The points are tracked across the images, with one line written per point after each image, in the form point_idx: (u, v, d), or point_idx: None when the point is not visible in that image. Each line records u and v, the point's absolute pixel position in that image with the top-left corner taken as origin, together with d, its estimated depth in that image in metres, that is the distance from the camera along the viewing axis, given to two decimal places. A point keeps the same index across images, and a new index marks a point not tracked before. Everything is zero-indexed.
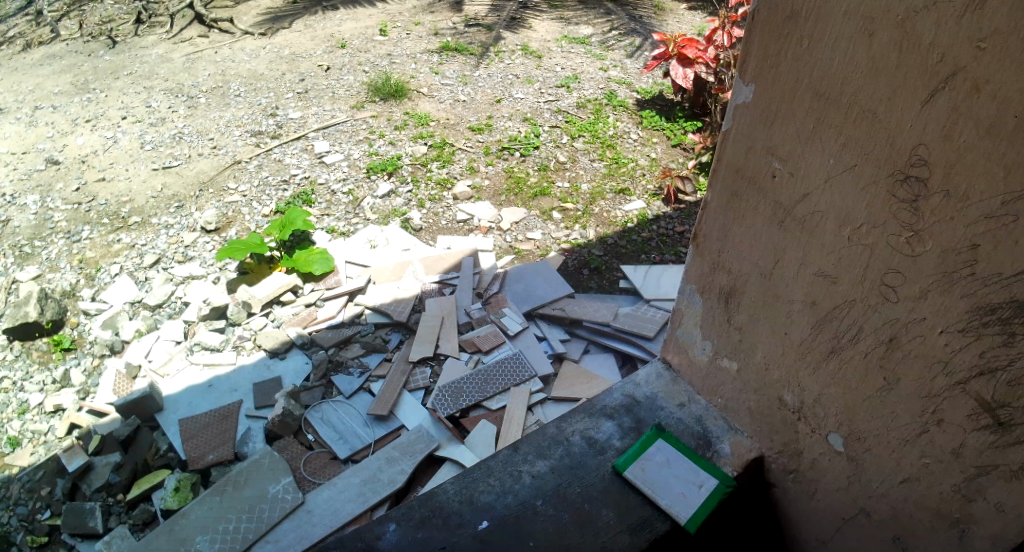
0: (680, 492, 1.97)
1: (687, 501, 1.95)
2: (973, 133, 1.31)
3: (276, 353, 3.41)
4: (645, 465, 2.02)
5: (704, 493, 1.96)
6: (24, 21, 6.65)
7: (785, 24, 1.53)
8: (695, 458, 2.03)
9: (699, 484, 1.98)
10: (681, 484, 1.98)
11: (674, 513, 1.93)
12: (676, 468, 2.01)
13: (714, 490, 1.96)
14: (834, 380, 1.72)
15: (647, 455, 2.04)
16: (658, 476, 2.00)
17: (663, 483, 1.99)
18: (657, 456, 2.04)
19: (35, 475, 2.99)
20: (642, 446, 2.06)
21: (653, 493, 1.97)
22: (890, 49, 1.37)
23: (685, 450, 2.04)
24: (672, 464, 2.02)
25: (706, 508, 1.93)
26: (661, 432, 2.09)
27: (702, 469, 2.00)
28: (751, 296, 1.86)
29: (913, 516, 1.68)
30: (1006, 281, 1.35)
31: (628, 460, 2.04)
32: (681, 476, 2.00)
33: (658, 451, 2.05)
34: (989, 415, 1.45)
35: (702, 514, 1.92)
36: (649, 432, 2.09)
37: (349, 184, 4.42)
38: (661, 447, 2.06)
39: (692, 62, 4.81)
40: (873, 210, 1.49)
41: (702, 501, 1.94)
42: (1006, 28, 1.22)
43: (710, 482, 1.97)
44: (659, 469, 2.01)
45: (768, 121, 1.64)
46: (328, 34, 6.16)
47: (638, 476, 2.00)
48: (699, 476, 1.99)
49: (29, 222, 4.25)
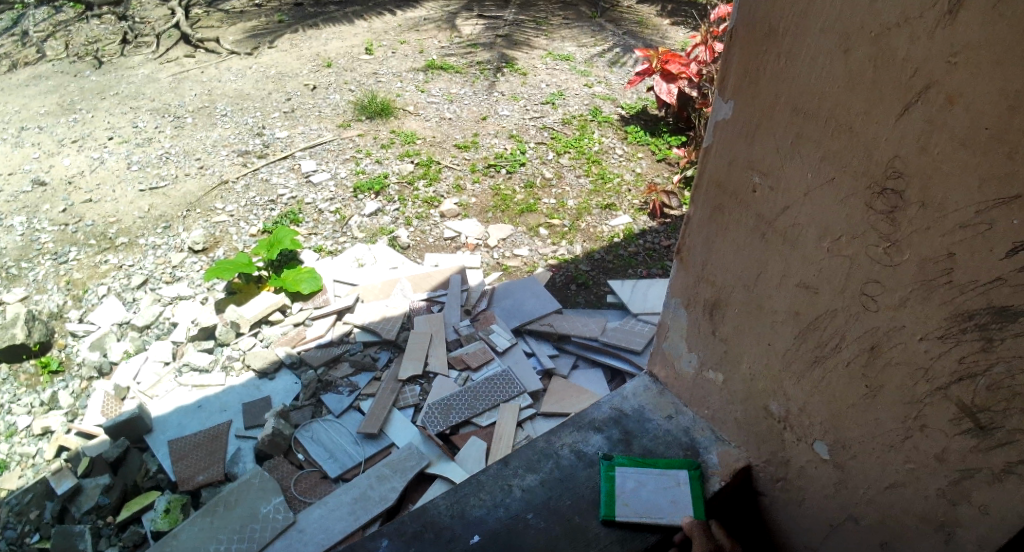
0: (669, 498, 2.01)
1: (679, 500, 2.00)
2: (948, 144, 1.35)
3: (265, 372, 3.40)
4: (625, 500, 2.00)
5: (686, 485, 2.02)
6: (9, 42, 6.63)
7: (764, 42, 1.57)
8: (654, 464, 2.07)
9: (675, 480, 2.03)
10: (661, 489, 2.02)
11: (680, 519, 1.97)
12: (649, 483, 2.04)
13: (690, 477, 2.03)
14: (818, 388, 1.75)
15: (619, 490, 2.03)
16: (643, 501, 2.00)
17: (652, 505, 2.00)
18: (628, 484, 2.03)
19: (24, 498, 2.95)
20: (609, 484, 2.04)
21: (652, 517, 1.97)
22: (865, 65, 1.42)
23: (642, 462, 2.07)
24: (643, 481, 2.04)
25: (698, 496, 2.00)
26: (613, 459, 2.08)
27: (667, 467, 2.06)
28: (735, 308, 1.89)
29: (901, 521, 1.69)
30: (983, 287, 1.38)
31: (608, 504, 1.99)
32: (658, 486, 2.03)
33: (626, 479, 2.04)
34: (970, 419, 1.48)
35: (700, 505, 1.98)
36: (603, 467, 2.07)
37: (337, 203, 4.43)
38: (624, 472, 2.06)
39: (675, 78, 4.91)
40: (853, 221, 1.53)
41: (692, 493, 2.00)
42: (975, 43, 1.27)
43: (682, 473, 2.04)
44: (638, 494, 2.01)
45: (750, 136, 1.68)
46: (314, 53, 6.21)
47: (629, 514, 1.98)
48: (670, 473, 2.05)
49: (15, 243, 4.23)
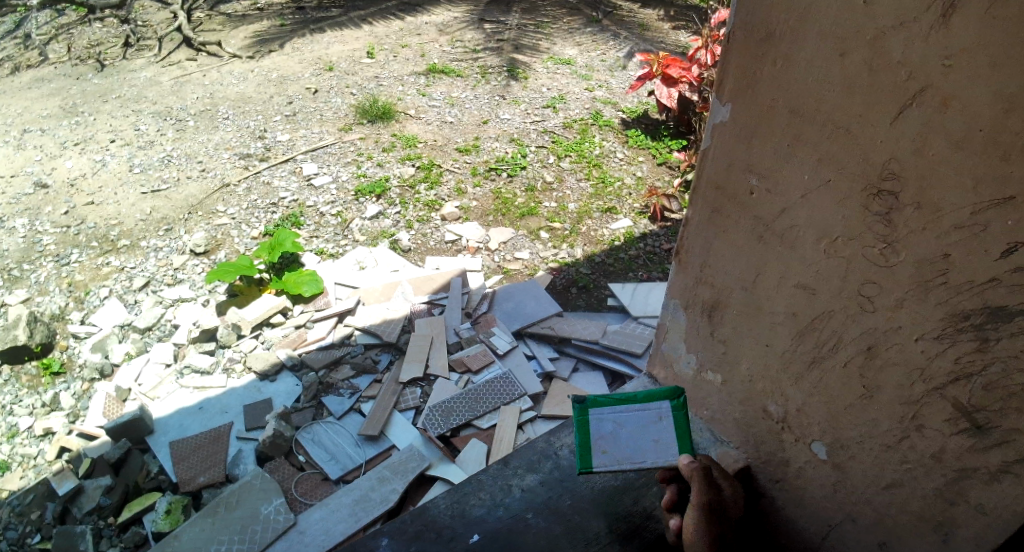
0: (651, 436, 1.89)
1: (662, 437, 1.88)
2: (943, 147, 1.36)
3: (266, 374, 3.41)
4: (603, 447, 1.89)
5: (669, 419, 1.88)
6: (11, 44, 6.66)
7: (761, 46, 1.58)
8: (633, 400, 1.90)
9: (657, 416, 1.89)
10: (643, 428, 1.89)
11: (663, 458, 1.88)
12: (628, 422, 1.89)
13: (674, 409, 1.88)
14: (817, 389, 1.75)
15: (595, 435, 1.90)
16: (622, 445, 1.89)
17: (631, 447, 1.89)
18: (605, 427, 1.90)
19: (25, 499, 2.96)
20: (584, 430, 1.90)
21: (632, 460, 1.88)
22: (862, 68, 1.43)
23: (620, 399, 1.89)
24: (621, 420, 1.90)
25: (683, 429, 1.87)
26: (587, 400, 1.90)
27: (647, 400, 1.89)
28: (734, 309, 1.89)
29: (898, 521, 1.69)
30: (978, 288, 1.39)
31: (583, 454, 1.89)
32: (639, 425, 1.89)
33: (602, 422, 1.90)
34: (966, 419, 1.48)
35: (685, 439, 1.87)
36: (576, 413, 1.90)
37: (338, 206, 4.45)
38: (600, 414, 1.90)
39: (676, 82, 4.93)
40: (850, 223, 1.54)
41: (675, 428, 1.88)
42: (970, 46, 1.28)
43: (664, 407, 1.88)
44: (616, 437, 1.89)
45: (747, 139, 1.68)
46: (316, 57, 6.23)
47: (608, 462, 1.88)
48: (651, 406, 1.89)
49: (17, 246, 4.24)
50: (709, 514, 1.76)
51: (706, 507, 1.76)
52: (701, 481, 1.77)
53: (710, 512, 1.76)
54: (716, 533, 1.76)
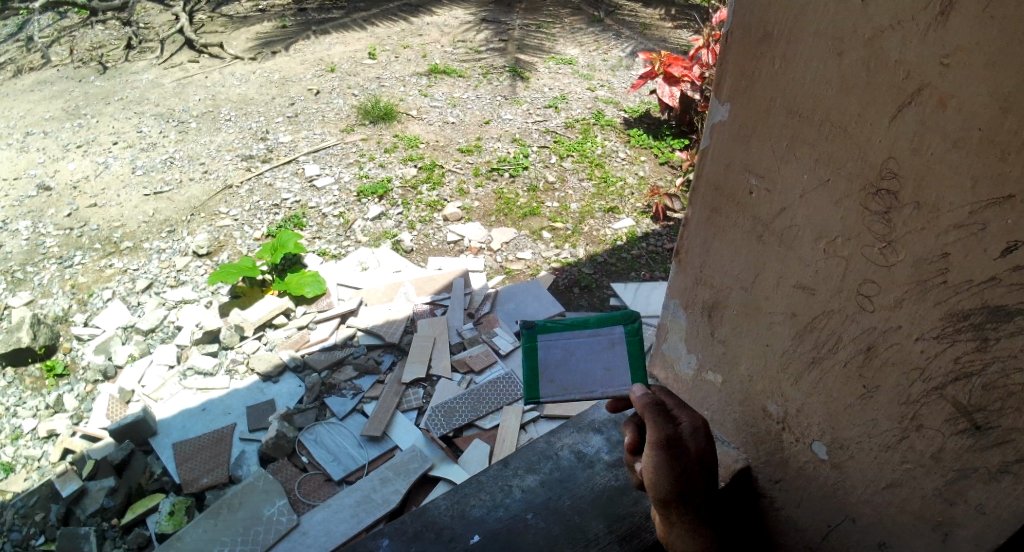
0: (603, 363, 1.78)
1: (612, 364, 1.78)
2: (942, 146, 1.30)
3: (269, 376, 3.42)
4: (550, 375, 1.79)
5: (622, 345, 1.76)
6: (14, 47, 6.68)
7: (758, 45, 1.49)
8: (584, 325, 1.77)
9: (608, 342, 1.77)
10: (593, 354, 1.78)
11: (615, 386, 1.78)
12: (579, 349, 1.78)
13: (627, 334, 1.76)
14: (817, 390, 1.67)
15: (543, 361, 1.79)
16: (572, 373, 1.79)
17: (581, 374, 1.79)
18: (554, 354, 1.79)
19: (29, 500, 2.97)
20: (531, 358, 1.79)
21: (582, 389, 1.79)
22: (858, 67, 1.36)
23: (570, 324, 1.77)
24: (571, 347, 1.78)
25: (635, 356, 1.76)
26: (534, 327, 1.77)
27: (599, 325, 1.77)
28: (733, 310, 1.80)
29: (897, 521, 1.63)
30: (977, 287, 1.33)
31: (530, 383, 1.80)
32: (589, 351, 1.78)
33: (550, 348, 1.79)
34: (966, 419, 1.43)
35: (638, 366, 1.76)
36: (523, 340, 1.78)
37: (340, 207, 4.46)
38: (549, 341, 1.79)
39: (678, 81, 4.94)
40: (848, 223, 1.47)
41: (628, 354, 1.76)
42: (965, 46, 1.22)
43: (616, 332, 1.76)
44: (565, 365, 1.79)
45: (745, 139, 1.59)
46: (318, 58, 6.24)
47: (555, 391, 1.79)
48: (604, 331, 1.77)
49: (20, 248, 4.26)
50: (666, 451, 1.62)
51: (662, 444, 1.62)
52: (653, 415, 1.64)
53: (667, 449, 1.62)
54: (678, 471, 1.62)
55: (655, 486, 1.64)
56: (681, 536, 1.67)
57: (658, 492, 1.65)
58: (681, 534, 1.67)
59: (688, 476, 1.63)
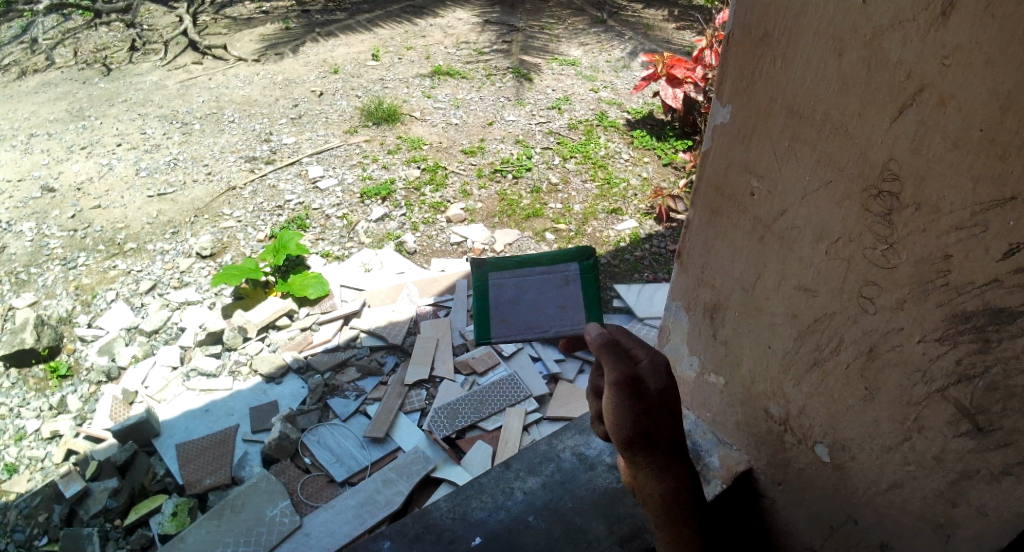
0: (554, 300, 1.92)
1: (560, 301, 1.92)
2: (941, 146, 1.27)
3: (272, 377, 3.43)
4: (502, 314, 1.94)
5: (574, 283, 1.92)
6: (18, 49, 6.70)
7: (759, 46, 1.49)
8: (534, 265, 1.93)
9: (557, 280, 1.92)
10: (542, 292, 1.93)
11: (566, 322, 1.91)
12: (528, 287, 1.94)
13: (578, 272, 1.92)
14: (818, 391, 1.66)
15: (495, 300, 1.94)
16: (524, 310, 1.93)
17: (530, 311, 1.93)
18: (506, 293, 1.94)
19: (32, 501, 2.97)
20: (485, 294, 1.95)
21: (533, 325, 1.92)
22: (858, 68, 1.34)
23: (521, 264, 1.94)
24: (521, 286, 1.94)
25: (581, 291, 1.91)
26: (487, 265, 1.95)
27: (552, 264, 1.93)
28: (735, 311, 1.79)
29: (899, 522, 1.61)
30: (979, 289, 1.30)
31: (483, 319, 1.94)
32: (539, 290, 1.93)
33: (502, 288, 1.94)
34: (968, 421, 1.40)
35: (588, 302, 1.91)
36: (476, 278, 1.95)
37: (344, 208, 4.46)
38: (500, 280, 1.94)
39: (681, 82, 4.93)
40: (849, 224, 1.45)
41: (579, 290, 1.92)
42: (965, 45, 1.19)
43: (564, 270, 1.92)
44: (518, 303, 1.93)
45: (746, 140, 1.59)
46: (322, 60, 6.26)
47: (507, 329, 1.93)
48: (556, 270, 1.93)
49: (25, 249, 4.27)
50: (628, 391, 1.40)
51: (624, 384, 1.41)
52: (610, 354, 1.43)
53: (629, 388, 1.41)
54: (642, 411, 1.41)
55: (615, 428, 1.42)
56: (645, 484, 1.45)
57: (618, 434, 1.43)
58: (645, 482, 1.46)
59: (652, 417, 1.42)
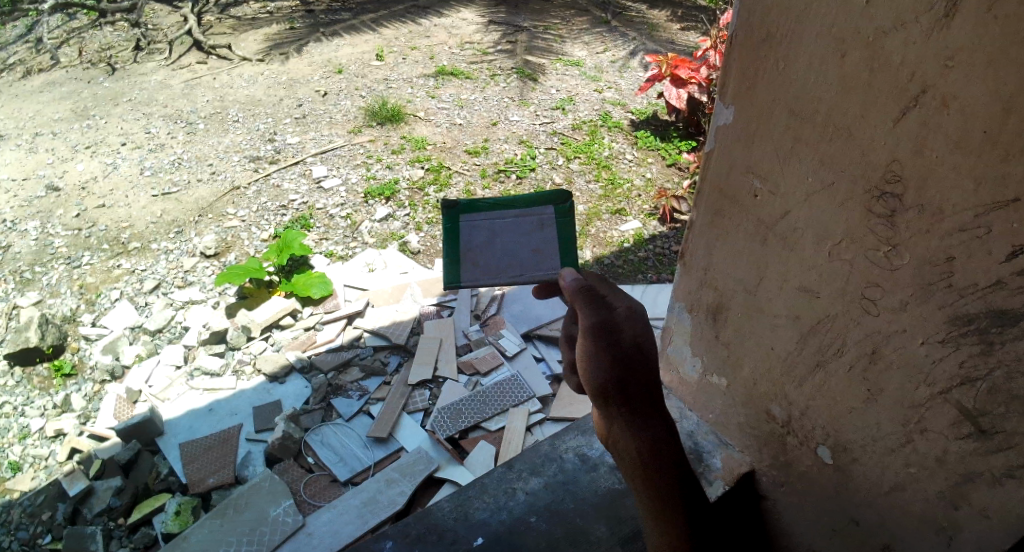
0: (530, 244, 1.69)
1: (540, 247, 1.69)
2: (944, 147, 1.27)
3: (276, 376, 3.43)
4: (474, 257, 1.71)
5: (552, 227, 1.68)
6: (24, 49, 6.72)
7: (761, 46, 1.48)
8: (511, 205, 1.66)
9: (536, 223, 1.67)
10: (521, 235, 1.68)
11: (541, 268, 1.70)
12: (504, 229, 1.68)
13: (557, 216, 1.67)
14: (819, 393, 1.65)
15: (467, 242, 1.70)
16: (497, 254, 1.70)
17: (506, 257, 1.71)
18: (479, 236, 1.69)
19: (36, 500, 2.98)
20: (455, 238, 1.69)
21: (506, 269, 1.71)
22: (861, 68, 1.33)
23: (496, 204, 1.66)
24: (496, 228, 1.68)
25: (563, 238, 1.68)
26: (458, 206, 1.66)
27: (527, 205, 1.66)
28: (737, 312, 1.77)
29: (901, 524, 1.60)
30: (982, 290, 1.29)
31: (453, 263, 1.72)
32: (516, 234, 1.68)
33: (475, 229, 1.68)
34: (971, 423, 1.39)
35: (566, 248, 1.69)
36: (446, 220, 1.67)
37: (348, 208, 4.47)
38: (472, 220, 1.68)
39: (685, 82, 4.93)
40: (851, 227, 1.44)
41: (557, 237, 1.68)
42: (968, 45, 1.19)
43: (546, 213, 1.66)
44: (490, 247, 1.70)
45: (748, 141, 1.57)
46: (326, 60, 6.27)
47: (479, 274, 1.72)
48: (532, 213, 1.67)
49: (29, 248, 4.29)
50: (600, 337, 1.38)
51: (596, 331, 1.39)
52: (584, 301, 1.42)
53: (602, 335, 1.39)
54: (615, 358, 1.38)
55: (588, 376, 1.39)
56: (620, 436, 1.40)
57: (592, 383, 1.39)
58: (619, 436, 1.40)
59: (626, 365, 1.38)
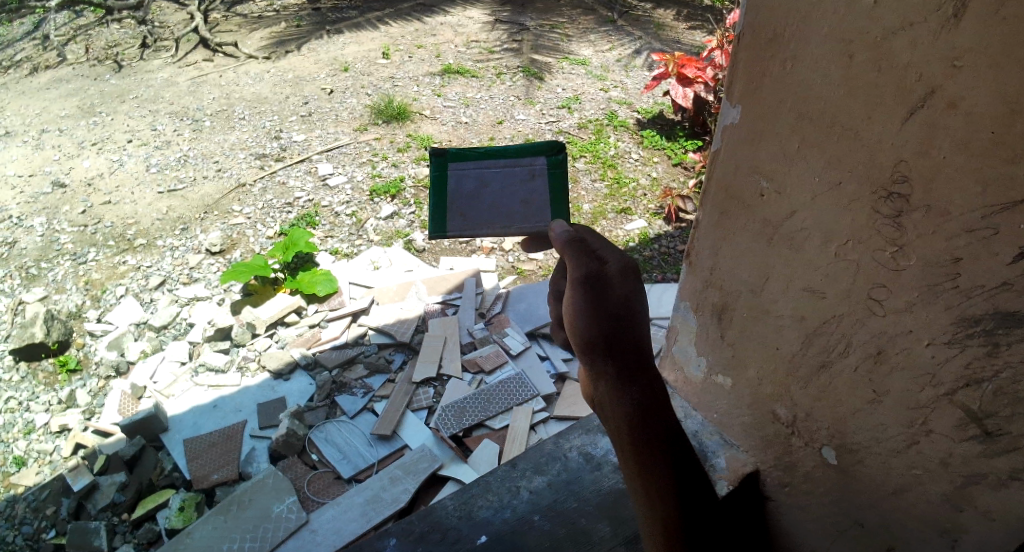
0: (520, 197, 1.47)
1: (533, 201, 1.46)
2: (951, 149, 1.13)
3: (280, 373, 3.44)
4: (461, 208, 1.49)
5: (545, 179, 1.45)
6: (31, 45, 6.74)
7: (765, 48, 1.33)
8: (503, 152, 1.45)
9: (529, 173, 1.45)
10: (512, 186, 1.46)
11: (533, 223, 1.48)
12: (494, 179, 1.46)
13: (551, 166, 1.44)
14: (822, 395, 1.48)
15: (454, 192, 1.48)
16: (486, 207, 1.49)
17: (495, 209, 1.48)
18: (467, 184, 1.48)
19: (41, 495, 3.00)
20: (441, 188, 1.48)
21: (495, 223, 1.49)
22: (868, 68, 1.19)
23: (485, 152, 1.45)
24: (486, 177, 1.47)
25: (558, 192, 1.45)
26: (445, 153, 1.45)
27: (518, 154, 1.44)
28: (740, 314, 1.59)
29: (906, 527, 1.43)
30: (989, 292, 1.15)
31: (438, 214, 1.51)
32: (507, 184, 1.46)
33: (463, 177, 1.47)
34: (976, 425, 1.24)
35: (560, 203, 1.46)
36: (432, 168, 1.46)
37: (353, 206, 4.47)
38: (461, 169, 1.47)
39: (691, 82, 4.92)
40: (856, 226, 1.29)
41: (551, 190, 1.45)
42: (972, 47, 1.06)
43: (540, 162, 1.44)
44: (478, 199, 1.48)
45: (754, 141, 1.41)
46: (332, 58, 6.27)
47: (466, 226, 1.51)
48: (523, 162, 1.45)
49: (35, 244, 4.30)
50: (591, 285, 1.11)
51: (586, 277, 1.12)
52: (575, 248, 1.16)
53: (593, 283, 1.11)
54: (608, 310, 1.09)
55: (574, 330, 1.11)
56: (610, 406, 1.10)
57: (578, 338, 1.11)
58: (608, 407, 1.10)
59: (622, 320, 1.10)
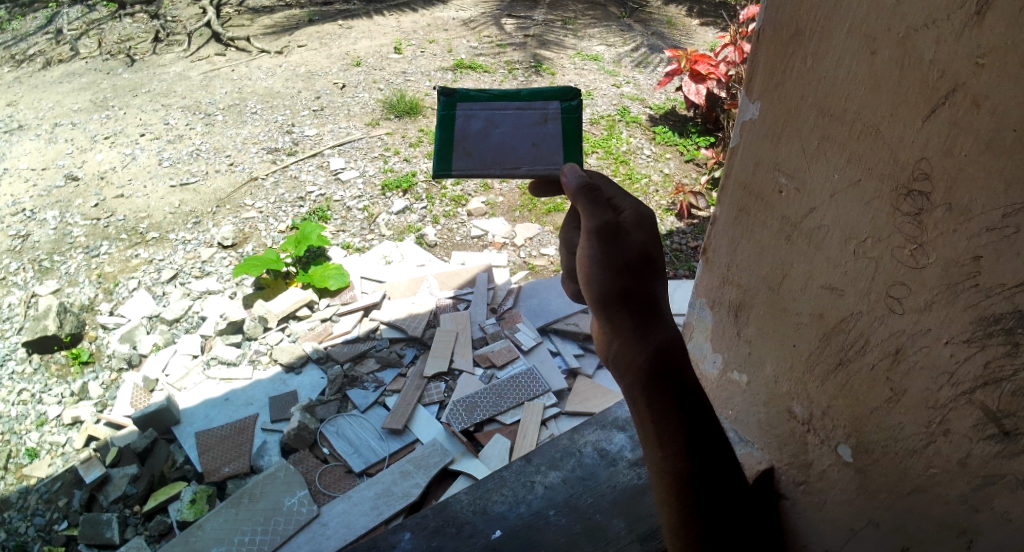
0: (530, 140, 1.36)
1: (543, 144, 1.36)
2: (973, 147, 1.09)
3: (292, 367, 3.44)
4: (468, 148, 1.38)
5: (558, 125, 1.36)
6: (44, 39, 6.77)
7: (790, 42, 1.30)
8: (514, 96, 1.37)
9: (541, 117, 1.36)
10: (521, 128, 1.36)
11: (544, 164, 1.36)
12: (503, 123, 1.37)
13: (565, 111, 1.35)
14: (841, 392, 1.44)
15: (461, 132, 1.38)
16: (494, 147, 1.37)
17: (502, 151, 1.37)
18: (476, 126, 1.37)
19: (52, 486, 3.01)
20: (445, 128, 1.38)
21: (502, 166, 1.37)
22: (890, 67, 1.16)
23: (497, 94, 1.37)
24: (495, 119, 1.37)
25: (571, 138, 1.35)
26: (454, 93, 1.38)
27: (530, 97, 1.36)
28: (759, 311, 1.56)
29: (920, 526, 1.39)
30: (1010, 292, 1.11)
31: (441, 155, 1.39)
32: (516, 127, 1.36)
33: (469, 119, 1.37)
34: (994, 424, 1.20)
35: (575, 150, 1.35)
36: (437, 108, 1.38)
37: (364, 200, 4.46)
38: (470, 111, 1.37)
39: (704, 78, 4.89)
40: (878, 223, 1.25)
41: (563, 135, 1.35)
42: (1000, 46, 1.02)
43: (552, 106, 1.35)
44: (485, 139, 1.37)
45: (776, 137, 1.38)
46: (344, 53, 6.25)
47: (472, 167, 1.38)
48: (536, 105, 1.36)
49: (48, 237, 4.32)
50: (607, 237, 1.07)
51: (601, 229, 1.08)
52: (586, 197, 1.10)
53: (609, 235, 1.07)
54: (623, 263, 1.07)
55: (587, 284, 1.09)
56: (625, 361, 1.10)
57: (593, 292, 1.09)
58: (623, 359, 1.10)
59: (636, 274, 1.08)
